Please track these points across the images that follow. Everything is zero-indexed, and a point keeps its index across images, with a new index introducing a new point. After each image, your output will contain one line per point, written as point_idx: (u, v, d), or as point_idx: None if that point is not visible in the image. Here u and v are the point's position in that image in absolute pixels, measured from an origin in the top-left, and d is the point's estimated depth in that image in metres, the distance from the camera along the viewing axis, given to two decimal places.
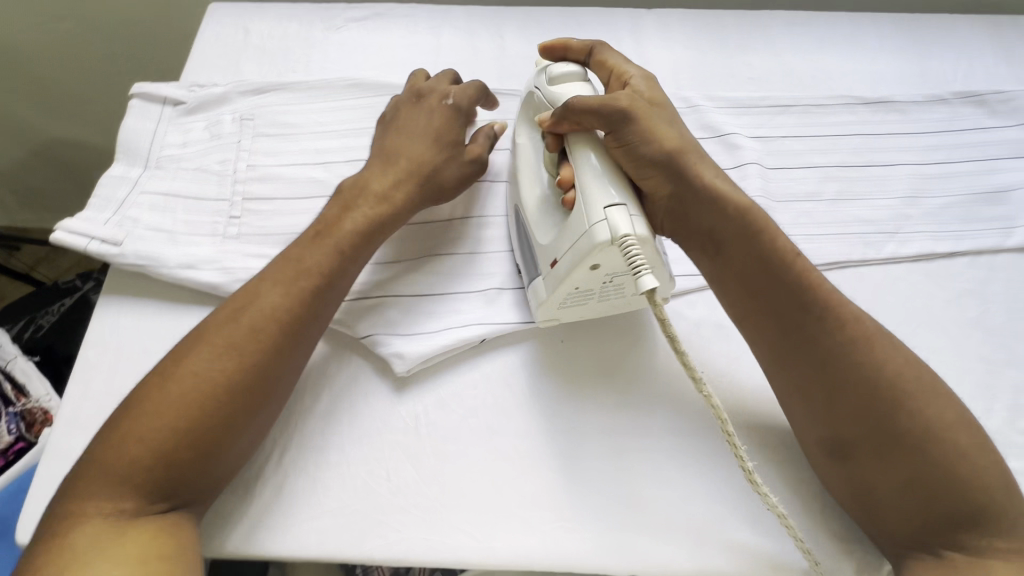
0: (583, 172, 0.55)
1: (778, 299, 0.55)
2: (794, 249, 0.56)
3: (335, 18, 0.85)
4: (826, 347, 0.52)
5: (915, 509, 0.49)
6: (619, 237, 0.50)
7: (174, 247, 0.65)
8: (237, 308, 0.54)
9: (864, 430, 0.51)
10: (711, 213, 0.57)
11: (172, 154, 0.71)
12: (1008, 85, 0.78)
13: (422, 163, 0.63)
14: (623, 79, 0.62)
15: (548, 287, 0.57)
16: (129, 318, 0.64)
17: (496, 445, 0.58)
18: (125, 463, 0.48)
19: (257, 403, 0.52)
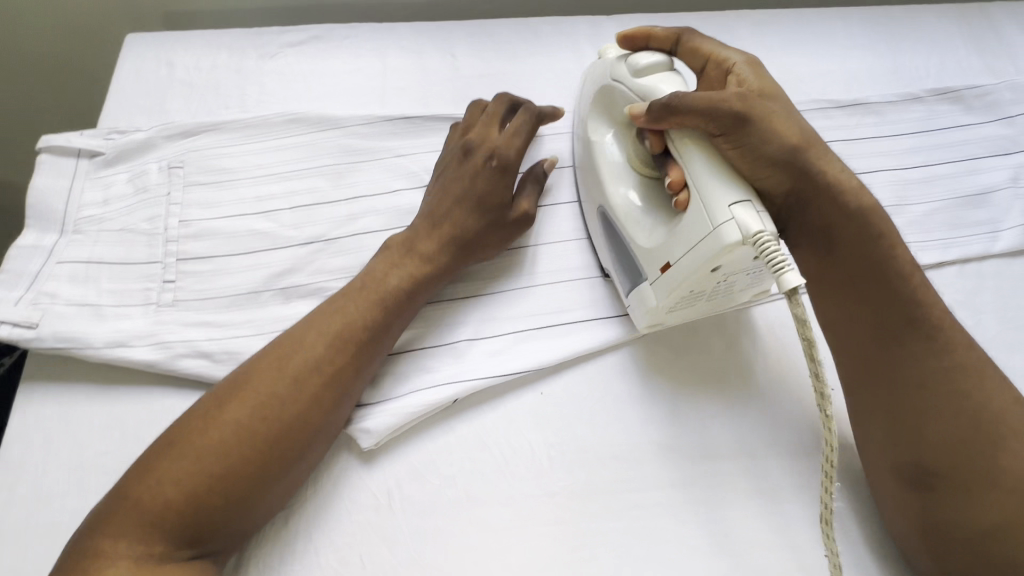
0: (694, 172, 0.50)
1: (875, 317, 0.52)
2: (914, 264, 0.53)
3: (268, 44, 0.77)
4: (931, 369, 0.50)
5: (997, 550, 0.46)
6: (752, 236, 0.46)
7: (101, 323, 0.58)
8: (282, 356, 0.52)
9: (957, 465, 0.48)
10: (822, 217, 0.53)
11: (93, 215, 0.64)
12: (981, 78, 0.76)
13: (462, 225, 0.60)
14: (724, 66, 0.57)
15: (659, 292, 0.54)
16: (54, 408, 0.57)
17: (480, 517, 0.53)
18: (159, 505, 0.45)
19: (292, 456, 0.50)
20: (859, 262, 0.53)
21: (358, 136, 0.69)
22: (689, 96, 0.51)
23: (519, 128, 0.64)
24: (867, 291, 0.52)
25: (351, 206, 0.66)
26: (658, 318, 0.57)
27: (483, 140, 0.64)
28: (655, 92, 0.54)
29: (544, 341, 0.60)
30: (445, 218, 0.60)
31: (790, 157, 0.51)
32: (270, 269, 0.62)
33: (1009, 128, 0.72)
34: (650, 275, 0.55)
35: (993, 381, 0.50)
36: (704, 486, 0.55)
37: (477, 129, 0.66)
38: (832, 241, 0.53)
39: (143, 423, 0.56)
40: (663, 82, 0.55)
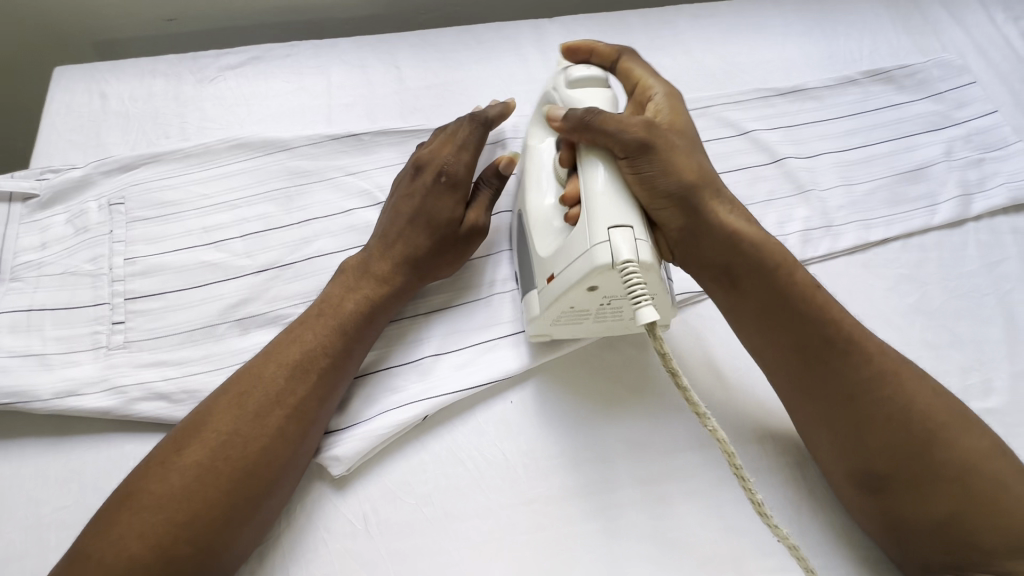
0: (587, 182, 0.51)
1: (792, 336, 0.51)
2: (816, 283, 0.53)
3: (206, 67, 0.75)
4: (852, 382, 0.50)
5: (949, 539, 0.46)
6: (619, 262, 0.46)
7: (49, 372, 0.56)
8: (240, 394, 0.51)
9: (898, 465, 0.48)
10: (717, 253, 0.53)
11: (31, 260, 0.61)
12: (911, 57, 0.79)
13: (417, 251, 0.59)
14: (646, 94, 0.58)
15: (542, 303, 0.54)
16: (4, 467, 0.54)
17: (459, 532, 0.53)
18: (125, 560, 0.44)
19: (261, 492, 0.49)
20: (766, 288, 0.52)
21: (306, 157, 0.68)
22: (607, 114, 0.52)
23: (469, 138, 0.62)
24: (777, 314, 0.52)
25: (304, 229, 0.64)
26: (543, 330, 0.56)
27: (433, 154, 0.62)
28: (579, 103, 0.56)
29: (509, 350, 0.60)
30: (396, 240, 0.59)
31: (687, 193, 0.52)
32: (225, 300, 0.60)
33: (939, 103, 0.75)
34: (539, 284, 0.55)
35: (910, 379, 0.49)
36: (676, 478, 0.55)
37: (427, 149, 0.64)
38: (743, 274, 0.53)
39: (102, 472, 0.54)
40: (590, 94, 0.57)
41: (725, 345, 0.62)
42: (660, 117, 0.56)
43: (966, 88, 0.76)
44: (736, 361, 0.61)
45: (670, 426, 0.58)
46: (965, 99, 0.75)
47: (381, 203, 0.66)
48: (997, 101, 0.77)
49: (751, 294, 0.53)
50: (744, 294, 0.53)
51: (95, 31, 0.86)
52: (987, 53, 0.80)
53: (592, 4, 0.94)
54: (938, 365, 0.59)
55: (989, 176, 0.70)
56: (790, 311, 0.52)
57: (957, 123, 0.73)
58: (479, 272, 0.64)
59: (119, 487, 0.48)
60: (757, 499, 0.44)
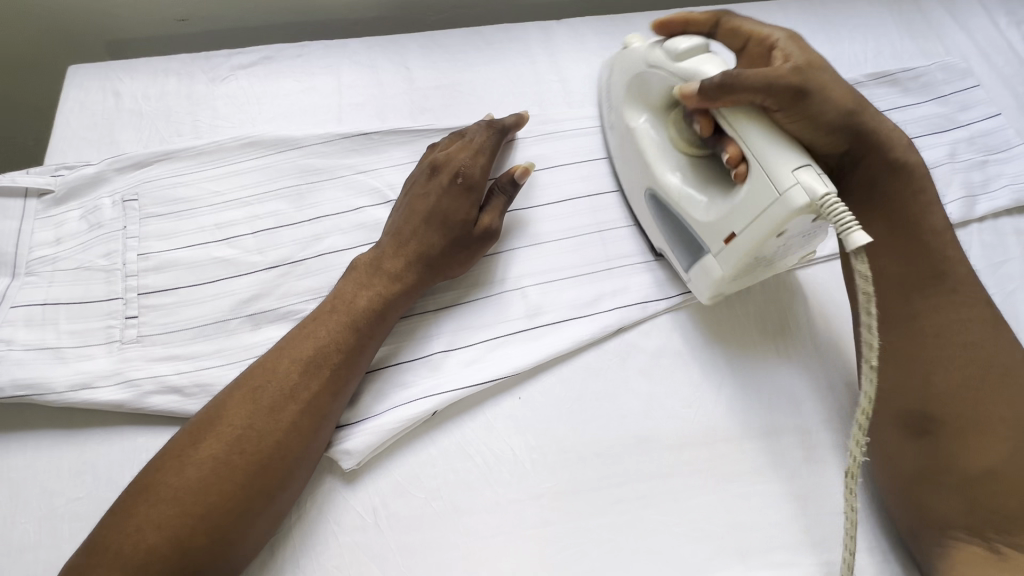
0: (750, 139, 0.52)
1: (906, 268, 0.55)
2: (931, 226, 0.56)
3: (218, 67, 0.76)
4: (942, 320, 0.53)
5: (981, 495, 0.49)
6: (819, 199, 0.47)
7: (63, 366, 0.56)
8: (255, 388, 0.51)
9: (956, 410, 0.51)
10: (868, 177, 0.57)
11: (46, 255, 0.62)
12: (915, 60, 0.80)
13: (430, 250, 0.60)
14: (765, 42, 0.59)
15: (722, 264, 0.55)
16: (18, 459, 0.55)
17: (467, 525, 0.53)
18: (142, 551, 0.45)
19: (276, 485, 0.49)
20: (891, 220, 0.56)
21: (317, 156, 0.69)
22: (746, 73, 0.51)
23: (486, 143, 0.65)
24: (905, 244, 0.56)
25: (314, 227, 0.65)
26: (718, 290, 0.58)
27: (449, 156, 0.63)
28: (697, 73, 0.55)
29: (519, 346, 0.60)
30: (410, 238, 0.60)
31: (849, 122, 0.54)
32: (236, 296, 0.61)
33: (943, 106, 0.75)
34: (711, 247, 0.56)
35: (1004, 333, 0.53)
36: (684, 472, 0.56)
37: (441, 152, 0.65)
38: (887, 198, 0.56)
39: (114, 464, 0.55)
40: (704, 63, 0.55)
41: (733, 338, 0.62)
42: (795, 60, 0.55)
43: (970, 91, 0.76)
44: (741, 356, 0.61)
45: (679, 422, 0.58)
46: (969, 102, 0.76)
47: (390, 201, 0.67)
48: (1000, 105, 0.77)
49: (881, 219, 0.56)
50: (874, 220, 0.57)
51: (106, 31, 0.87)
52: (990, 57, 0.81)
53: (598, 6, 0.95)
54: None
55: (993, 178, 0.71)
56: (915, 243, 0.55)
57: (961, 126, 0.74)
58: (488, 271, 0.64)
59: (133, 481, 0.49)
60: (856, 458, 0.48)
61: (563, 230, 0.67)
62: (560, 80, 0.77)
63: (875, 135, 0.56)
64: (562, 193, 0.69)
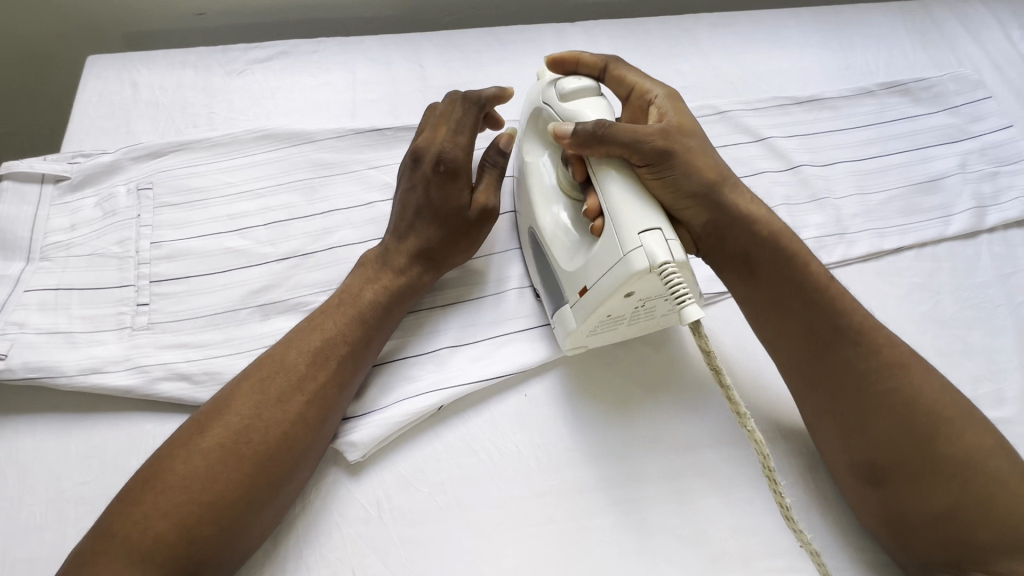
0: (609, 192, 0.51)
1: (806, 329, 0.53)
2: (829, 275, 0.55)
3: (234, 61, 0.77)
4: (858, 374, 0.51)
5: (946, 535, 0.47)
6: (657, 264, 0.46)
7: (75, 350, 0.57)
8: (263, 378, 0.52)
9: (898, 456, 0.49)
10: (742, 243, 0.55)
11: (60, 241, 0.63)
12: (927, 71, 0.80)
13: (429, 244, 0.60)
14: (643, 99, 0.59)
15: (577, 317, 0.54)
16: (28, 441, 0.55)
17: (471, 520, 0.53)
18: (149, 539, 0.45)
19: (282, 475, 0.50)
20: (783, 283, 0.54)
21: (330, 150, 0.69)
22: (619, 126, 0.52)
23: (463, 121, 0.62)
24: (796, 308, 0.54)
25: (326, 220, 0.66)
26: (578, 342, 0.56)
27: (429, 143, 0.61)
28: (580, 116, 0.56)
29: (524, 344, 0.61)
30: (410, 231, 0.60)
31: (711, 191, 0.54)
32: (247, 286, 0.61)
33: (954, 117, 0.76)
34: (570, 297, 0.55)
35: (918, 371, 0.51)
36: (686, 475, 0.56)
37: (423, 137, 0.63)
38: (764, 264, 0.55)
39: (122, 450, 0.55)
40: (589, 106, 0.57)
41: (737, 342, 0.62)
42: (664, 120, 0.56)
43: (981, 103, 0.77)
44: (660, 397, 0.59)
45: (680, 428, 0.58)
46: (980, 114, 0.76)
47: None
48: (1012, 116, 0.77)
49: (766, 284, 0.55)
50: (757, 287, 0.55)
51: (129, 24, 0.88)
52: (1002, 69, 0.81)
53: (612, 10, 0.95)
54: (950, 373, 0.59)
55: (1004, 189, 0.70)
56: (804, 304, 0.54)
57: (972, 137, 0.74)
58: (493, 271, 0.65)
59: (141, 467, 0.49)
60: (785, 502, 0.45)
61: None
62: None
63: (745, 205, 0.55)
64: None
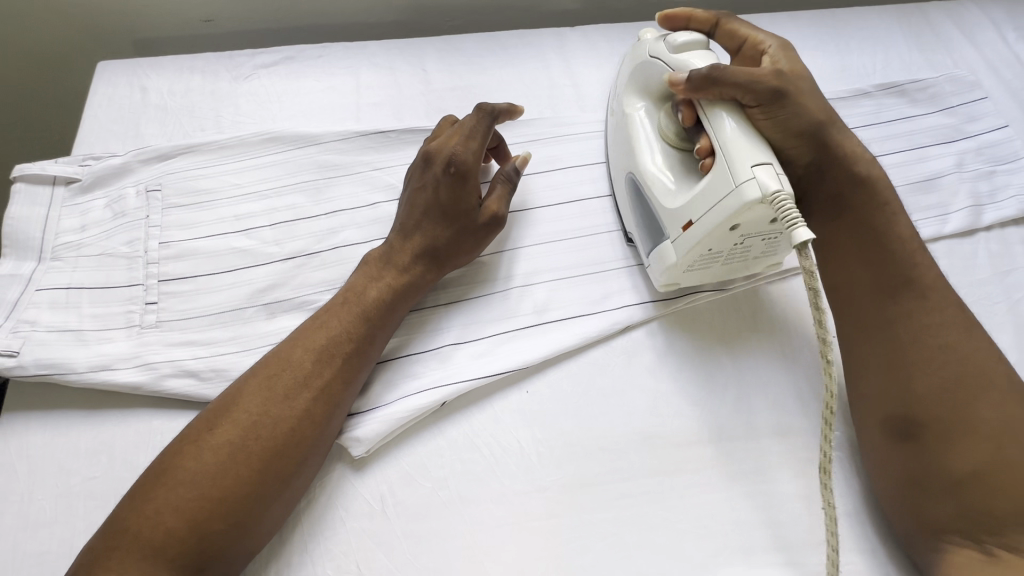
0: (718, 131, 0.54)
1: (876, 275, 0.56)
2: (912, 231, 0.57)
3: (241, 66, 0.78)
4: (921, 323, 0.53)
5: (965, 499, 0.48)
6: (770, 194, 0.49)
7: (85, 348, 0.58)
8: (271, 376, 0.53)
9: (941, 408, 0.50)
10: (833, 188, 0.58)
11: (71, 241, 0.64)
12: (923, 72, 0.81)
13: (437, 243, 0.61)
14: (758, 48, 0.62)
15: (680, 250, 0.57)
16: (37, 437, 0.56)
17: (473, 516, 0.54)
18: (161, 532, 0.46)
19: (290, 471, 0.50)
20: (861, 228, 0.57)
21: (335, 152, 0.71)
22: (732, 69, 0.54)
23: (476, 128, 0.63)
24: (872, 256, 0.56)
25: (330, 220, 0.67)
26: (673, 278, 0.60)
27: (440, 147, 0.62)
28: (689, 64, 0.57)
29: (527, 341, 0.61)
30: (416, 231, 0.61)
31: (817, 130, 0.57)
32: (253, 285, 0.62)
33: (951, 117, 0.76)
34: (673, 233, 0.58)
35: (978, 337, 0.53)
36: (687, 470, 0.56)
37: (433, 142, 0.64)
38: (852, 209, 0.57)
39: (130, 446, 0.56)
40: (699, 57, 0.58)
41: (751, 333, 0.63)
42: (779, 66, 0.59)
43: (978, 103, 0.77)
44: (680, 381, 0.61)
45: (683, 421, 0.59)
46: (976, 114, 0.77)
47: None
48: (1008, 116, 0.78)
49: (850, 227, 0.57)
50: (843, 228, 0.58)
51: (138, 30, 0.90)
52: (999, 70, 0.82)
53: (611, 15, 0.97)
54: None
55: (1001, 188, 0.71)
56: (880, 251, 0.56)
57: (968, 136, 0.75)
58: (497, 269, 0.65)
59: (151, 464, 0.50)
60: (829, 437, 0.49)
61: (569, 231, 0.68)
62: (573, 84, 0.80)
63: (841, 149, 0.58)
64: (572, 194, 0.71)
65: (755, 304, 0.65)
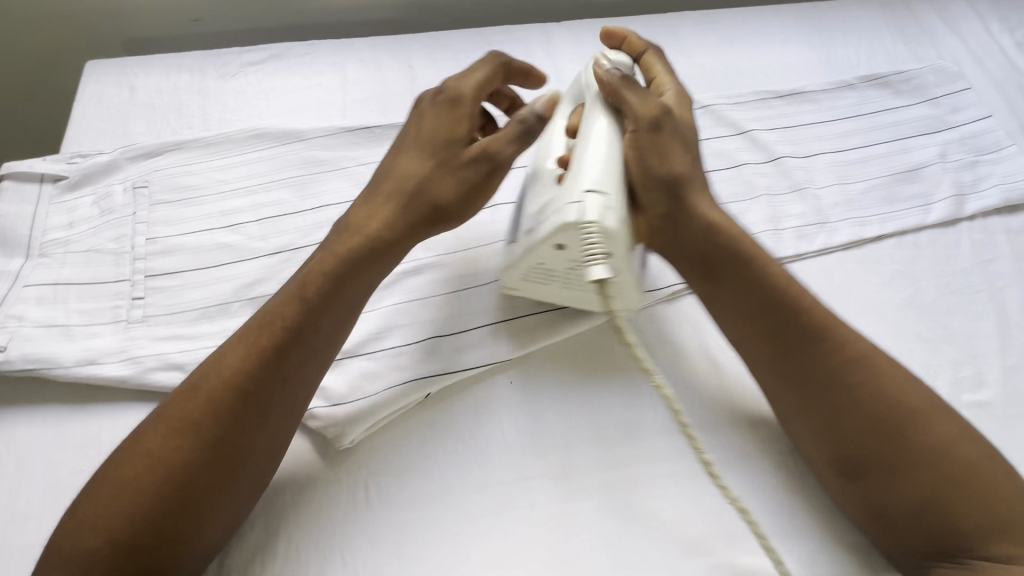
0: (581, 151, 0.54)
1: (769, 325, 0.53)
2: (789, 276, 0.55)
3: (229, 64, 0.79)
4: (828, 366, 0.51)
5: (933, 527, 0.46)
6: (583, 222, 0.49)
7: (71, 342, 0.59)
8: (201, 375, 0.48)
9: (870, 447, 0.49)
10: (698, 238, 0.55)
11: (58, 237, 0.65)
12: (907, 64, 0.81)
13: (419, 178, 0.55)
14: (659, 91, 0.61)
15: (514, 256, 0.57)
16: (25, 431, 0.57)
17: (457, 505, 0.54)
18: (85, 555, 0.43)
19: (223, 466, 0.46)
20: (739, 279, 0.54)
21: (321, 148, 0.71)
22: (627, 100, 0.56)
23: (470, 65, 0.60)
24: (762, 304, 0.54)
25: (316, 215, 0.67)
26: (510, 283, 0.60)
27: (433, 86, 0.60)
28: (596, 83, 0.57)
29: (511, 330, 0.61)
30: (394, 175, 0.56)
31: (673, 184, 0.54)
32: (239, 280, 0.63)
33: (934, 108, 0.77)
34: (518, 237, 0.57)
35: (884, 368, 0.51)
36: (670, 458, 0.57)
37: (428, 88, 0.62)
38: (728, 263, 0.55)
39: (117, 439, 0.56)
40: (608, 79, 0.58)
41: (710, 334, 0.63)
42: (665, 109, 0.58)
43: (961, 94, 0.77)
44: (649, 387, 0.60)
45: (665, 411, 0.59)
46: (959, 104, 0.77)
47: None
48: (992, 106, 0.78)
49: (729, 287, 0.55)
50: (723, 286, 0.55)
51: (130, 30, 0.91)
52: (983, 61, 0.82)
53: (598, 10, 0.97)
54: (931, 356, 0.61)
55: (984, 177, 0.71)
56: (767, 300, 0.53)
57: (951, 127, 0.75)
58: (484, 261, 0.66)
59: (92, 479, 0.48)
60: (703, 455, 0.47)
61: None
62: (558, 78, 0.80)
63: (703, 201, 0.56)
64: None
65: None
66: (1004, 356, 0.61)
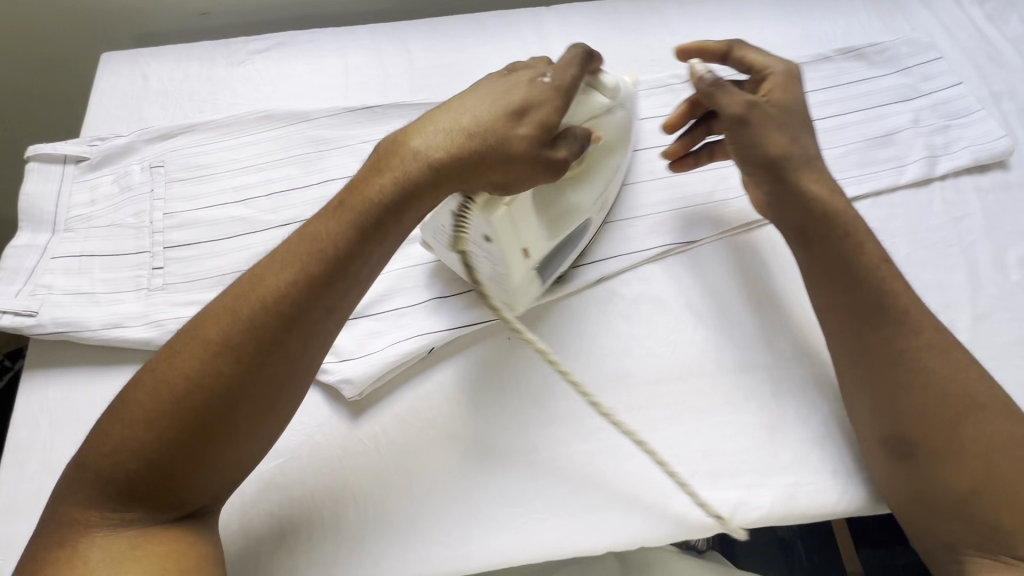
0: None
1: (848, 303, 0.55)
2: (885, 257, 0.56)
3: (236, 52, 0.83)
4: (896, 349, 0.53)
5: (970, 512, 0.49)
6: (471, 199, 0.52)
7: (97, 308, 0.63)
8: (236, 303, 0.49)
9: (927, 430, 0.50)
10: (799, 218, 0.58)
11: (82, 214, 0.69)
12: (882, 36, 0.85)
13: (485, 129, 0.50)
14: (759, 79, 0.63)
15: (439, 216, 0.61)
16: (56, 390, 0.61)
17: (460, 451, 0.58)
18: (109, 462, 0.45)
19: (243, 409, 0.47)
20: (837, 254, 0.56)
21: (325, 127, 0.75)
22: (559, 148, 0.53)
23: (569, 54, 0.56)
24: (843, 283, 0.55)
25: (322, 189, 0.71)
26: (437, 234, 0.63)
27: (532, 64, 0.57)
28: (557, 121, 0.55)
29: None
30: (459, 116, 0.52)
31: (777, 163, 0.59)
32: (252, 249, 0.67)
33: (907, 77, 0.80)
34: None
35: (955, 359, 0.52)
36: (660, 404, 0.60)
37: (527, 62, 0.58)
38: (817, 237, 0.57)
39: None
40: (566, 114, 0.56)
41: (712, 311, 0.65)
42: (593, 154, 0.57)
43: (933, 63, 0.81)
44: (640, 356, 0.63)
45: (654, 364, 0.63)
46: (932, 73, 0.80)
47: None
48: (963, 75, 0.82)
49: (822, 255, 0.57)
50: (812, 257, 0.58)
51: (141, 25, 0.95)
52: (954, 32, 0.86)
53: None
54: None
55: (955, 140, 0.75)
56: (854, 282, 0.55)
57: (924, 94, 0.79)
58: None
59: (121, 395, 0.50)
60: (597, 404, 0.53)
61: None
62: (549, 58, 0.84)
63: (803, 181, 0.58)
64: None
65: (724, 252, 0.69)
66: (975, 302, 0.65)
